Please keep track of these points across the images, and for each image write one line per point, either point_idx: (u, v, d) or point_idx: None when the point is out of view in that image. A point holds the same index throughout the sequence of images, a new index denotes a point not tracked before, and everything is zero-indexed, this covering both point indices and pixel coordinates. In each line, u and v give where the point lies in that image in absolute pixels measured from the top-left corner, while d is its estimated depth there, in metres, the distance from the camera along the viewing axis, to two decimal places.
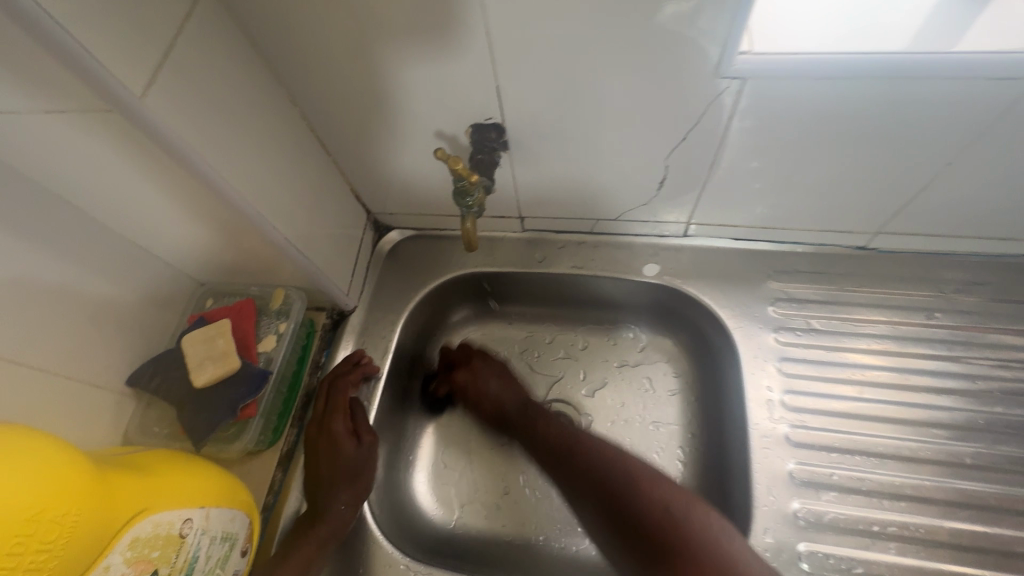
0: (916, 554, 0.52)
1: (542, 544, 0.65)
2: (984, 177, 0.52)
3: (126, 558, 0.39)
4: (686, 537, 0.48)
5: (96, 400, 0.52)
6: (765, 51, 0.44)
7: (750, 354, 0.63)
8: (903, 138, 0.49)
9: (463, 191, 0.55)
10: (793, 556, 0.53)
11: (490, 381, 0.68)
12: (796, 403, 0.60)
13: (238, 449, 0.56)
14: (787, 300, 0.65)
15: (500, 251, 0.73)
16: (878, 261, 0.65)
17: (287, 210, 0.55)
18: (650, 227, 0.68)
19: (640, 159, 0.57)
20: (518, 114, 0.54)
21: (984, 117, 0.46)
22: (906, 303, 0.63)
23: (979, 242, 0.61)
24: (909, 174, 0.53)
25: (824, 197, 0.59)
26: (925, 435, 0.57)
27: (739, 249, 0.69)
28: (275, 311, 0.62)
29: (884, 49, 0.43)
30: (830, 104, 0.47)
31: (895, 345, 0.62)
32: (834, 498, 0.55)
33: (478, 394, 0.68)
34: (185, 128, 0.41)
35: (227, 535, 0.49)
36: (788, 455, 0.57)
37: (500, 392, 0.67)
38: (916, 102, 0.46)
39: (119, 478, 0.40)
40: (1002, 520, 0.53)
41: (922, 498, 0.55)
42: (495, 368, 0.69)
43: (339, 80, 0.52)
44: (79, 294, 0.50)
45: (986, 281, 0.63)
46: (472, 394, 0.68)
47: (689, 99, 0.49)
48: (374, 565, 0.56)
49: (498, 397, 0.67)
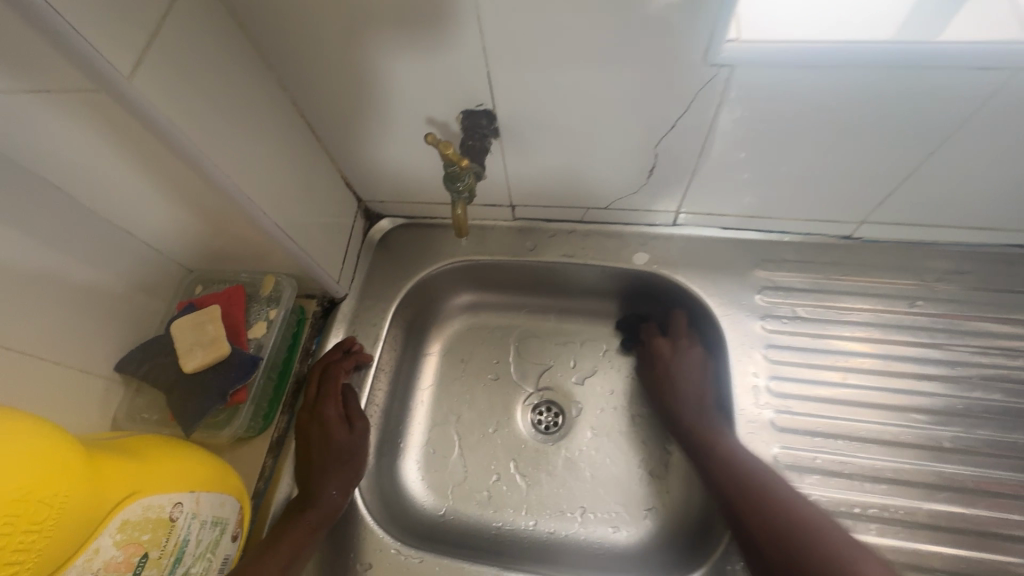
0: (895, 534, 0.54)
1: (532, 529, 0.65)
2: (966, 167, 0.53)
3: (116, 541, 0.39)
4: (811, 544, 0.49)
5: (83, 385, 0.52)
6: (753, 39, 0.45)
7: (737, 342, 0.64)
8: (888, 127, 0.50)
9: (453, 177, 0.55)
10: None
11: (688, 370, 0.65)
12: (781, 389, 0.61)
13: (228, 434, 0.56)
14: (773, 288, 0.66)
15: (491, 240, 0.73)
16: (863, 250, 0.66)
17: (276, 196, 0.55)
18: (640, 216, 0.69)
19: (631, 148, 0.58)
20: (508, 102, 0.54)
21: (967, 107, 0.47)
22: (889, 291, 0.64)
23: (961, 231, 0.62)
24: (894, 163, 0.54)
25: (811, 186, 0.59)
26: (906, 419, 0.59)
27: (727, 239, 0.69)
28: (265, 297, 0.62)
29: (872, 39, 0.43)
30: (820, 92, 0.48)
31: (878, 333, 0.63)
32: (817, 481, 0.56)
33: (664, 370, 0.66)
34: (173, 110, 0.41)
35: (218, 520, 0.49)
36: (773, 440, 0.59)
37: (695, 384, 0.64)
38: (902, 92, 0.46)
39: (109, 461, 0.40)
40: (979, 501, 0.55)
41: (902, 481, 0.56)
42: (696, 359, 0.66)
43: (328, 66, 0.51)
44: (65, 280, 0.49)
45: (967, 270, 0.64)
46: (662, 380, 0.66)
47: (678, 88, 0.49)
48: (364, 550, 0.57)
49: (697, 391, 0.64)
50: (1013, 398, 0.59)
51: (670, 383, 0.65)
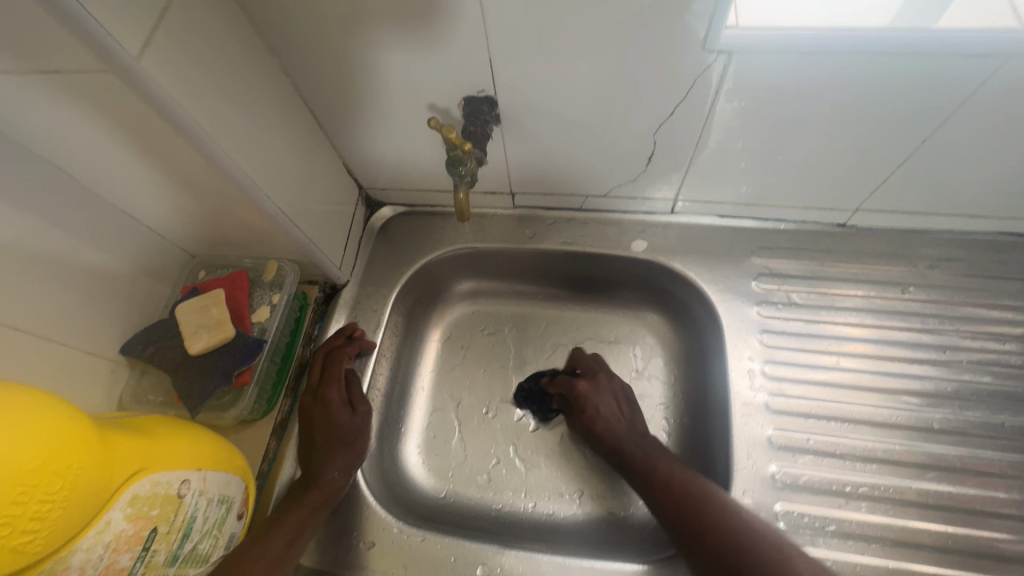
0: (885, 512, 0.55)
1: (531, 511, 0.66)
2: (959, 154, 0.54)
3: (127, 515, 0.40)
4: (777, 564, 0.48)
5: (90, 367, 0.53)
6: (751, 25, 0.46)
7: (733, 327, 0.65)
8: (882, 115, 0.51)
9: (456, 161, 0.56)
10: (770, 516, 0.55)
11: (609, 405, 0.65)
12: (776, 373, 0.62)
13: (232, 416, 0.57)
14: (769, 275, 0.67)
15: (491, 227, 0.74)
16: (857, 238, 0.67)
17: (279, 181, 0.55)
18: (638, 204, 0.70)
19: (630, 136, 0.58)
20: (509, 88, 0.54)
21: (959, 94, 0.47)
22: (882, 278, 0.66)
23: (952, 219, 0.63)
24: (888, 151, 0.55)
25: (806, 175, 0.60)
26: (897, 402, 0.60)
27: (724, 226, 0.70)
28: (268, 282, 0.63)
29: (867, 25, 0.44)
30: (815, 79, 0.49)
31: (871, 318, 0.64)
32: (810, 461, 0.58)
33: (595, 413, 0.64)
34: (179, 92, 0.41)
35: (224, 498, 0.50)
36: (767, 422, 0.60)
37: (621, 417, 0.64)
38: (896, 79, 0.47)
39: (119, 437, 0.41)
40: (967, 480, 0.56)
41: (893, 461, 0.57)
42: (614, 389, 0.66)
43: (330, 52, 0.52)
44: (71, 262, 0.50)
45: (958, 257, 0.65)
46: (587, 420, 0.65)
47: (676, 74, 0.50)
48: (366, 529, 0.58)
49: (622, 426, 0.63)
50: (1001, 381, 0.60)
51: (605, 426, 0.63)
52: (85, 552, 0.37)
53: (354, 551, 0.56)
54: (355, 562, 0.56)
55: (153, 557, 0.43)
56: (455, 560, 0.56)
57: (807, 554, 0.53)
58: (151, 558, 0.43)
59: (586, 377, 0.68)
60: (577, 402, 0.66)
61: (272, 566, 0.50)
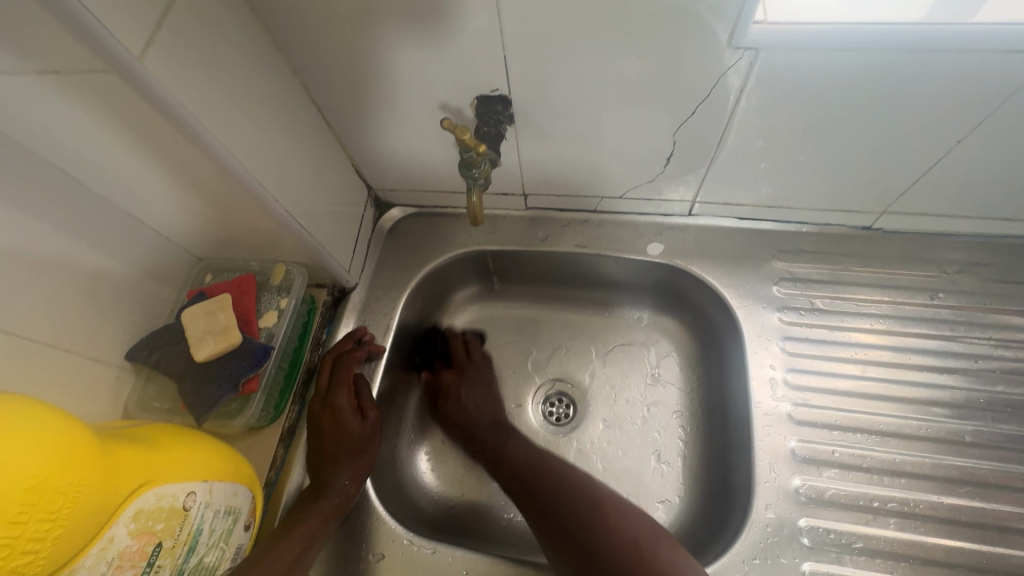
0: (914, 529, 0.53)
1: None
2: (996, 155, 0.51)
3: (131, 531, 0.39)
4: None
5: (94, 373, 0.52)
6: (779, 21, 0.43)
7: (754, 334, 0.63)
8: (914, 115, 0.49)
9: (469, 163, 0.54)
10: (794, 532, 0.53)
11: (473, 395, 0.69)
12: (799, 381, 0.60)
13: (240, 424, 0.56)
14: (791, 280, 0.65)
15: (502, 229, 0.72)
16: (883, 241, 0.65)
17: (286, 183, 0.54)
18: (654, 206, 0.68)
19: (648, 136, 0.56)
20: (525, 87, 0.52)
21: (998, 92, 0.45)
22: (909, 283, 0.63)
23: (985, 222, 0.61)
24: (919, 152, 0.53)
25: (831, 176, 0.58)
26: (926, 413, 0.58)
27: (744, 229, 0.68)
28: (275, 286, 0.62)
29: (898, 20, 0.42)
30: (840, 78, 0.46)
31: (898, 325, 0.62)
32: (835, 475, 0.56)
33: (455, 404, 0.69)
34: (183, 93, 0.40)
35: (231, 509, 0.49)
36: (789, 433, 0.58)
37: (485, 408, 0.69)
38: (930, 77, 0.45)
39: (123, 450, 0.40)
40: (1000, 496, 0.54)
41: (922, 475, 0.55)
42: (479, 379, 0.71)
43: (340, 50, 0.50)
44: (75, 267, 0.49)
45: (990, 262, 0.63)
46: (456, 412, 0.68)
47: (699, 72, 0.48)
48: (377, 541, 0.56)
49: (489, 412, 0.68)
50: None
51: (472, 408, 0.68)
52: (87, 570, 0.36)
53: (364, 563, 0.55)
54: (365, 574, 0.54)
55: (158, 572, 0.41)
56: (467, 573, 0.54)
57: (832, 572, 0.51)
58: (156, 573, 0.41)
59: (453, 368, 0.72)
60: (443, 391, 0.71)
61: None
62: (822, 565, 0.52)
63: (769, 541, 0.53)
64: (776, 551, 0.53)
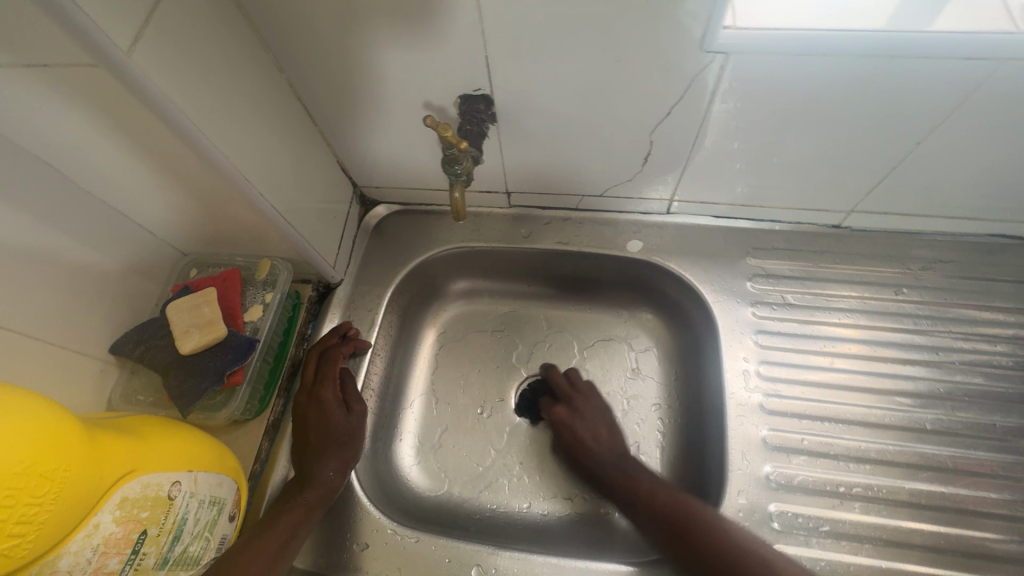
0: (878, 512, 0.55)
1: (526, 512, 0.66)
2: (954, 156, 0.54)
3: (116, 518, 0.40)
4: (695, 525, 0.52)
5: (78, 366, 0.52)
6: (747, 26, 0.45)
7: (728, 328, 0.65)
8: (877, 118, 0.51)
9: (452, 160, 0.55)
10: (764, 516, 0.55)
11: (592, 429, 0.65)
12: (771, 373, 0.62)
13: (224, 416, 0.56)
14: (764, 276, 0.67)
15: (486, 226, 0.74)
16: (852, 239, 0.67)
17: (272, 179, 0.54)
18: (634, 204, 0.70)
19: (626, 135, 0.58)
20: (507, 87, 0.54)
21: (952, 97, 0.48)
22: (876, 279, 0.66)
23: (945, 221, 0.64)
24: (883, 153, 0.55)
25: (801, 176, 0.61)
26: (890, 403, 0.60)
27: (720, 227, 0.70)
28: (260, 281, 0.62)
29: (862, 27, 0.44)
30: (808, 83, 0.49)
31: (865, 319, 0.64)
32: (804, 462, 0.58)
33: (573, 438, 0.65)
34: (170, 88, 0.41)
35: (216, 500, 0.49)
36: (762, 422, 0.60)
37: (607, 441, 0.64)
38: (890, 82, 0.47)
39: (109, 439, 0.40)
40: (958, 480, 0.57)
41: (886, 462, 0.58)
42: (597, 412, 0.67)
43: (325, 48, 0.51)
44: (60, 260, 0.49)
45: (951, 259, 0.66)
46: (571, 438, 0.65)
47: (674, 75, 0.50)
48: (360, 531, 0.57)
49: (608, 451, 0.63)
50: (992, 381, 0.61)
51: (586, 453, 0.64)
52: (73, 556, 0.37)
53: (348, 553, 0.56)
54: (349, 564, 0.55)
55: (143, 560, 0.42)
56: (450, 561, 0.55)
57: (801, 554, 0.54)
58: (141, 561, 0.42)
59: (565, 403, 0.68)
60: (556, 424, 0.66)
61: (266, 567, 0.49)
62: (791, 548, 0.54)
63: (740, 526, 0.55)
64: None
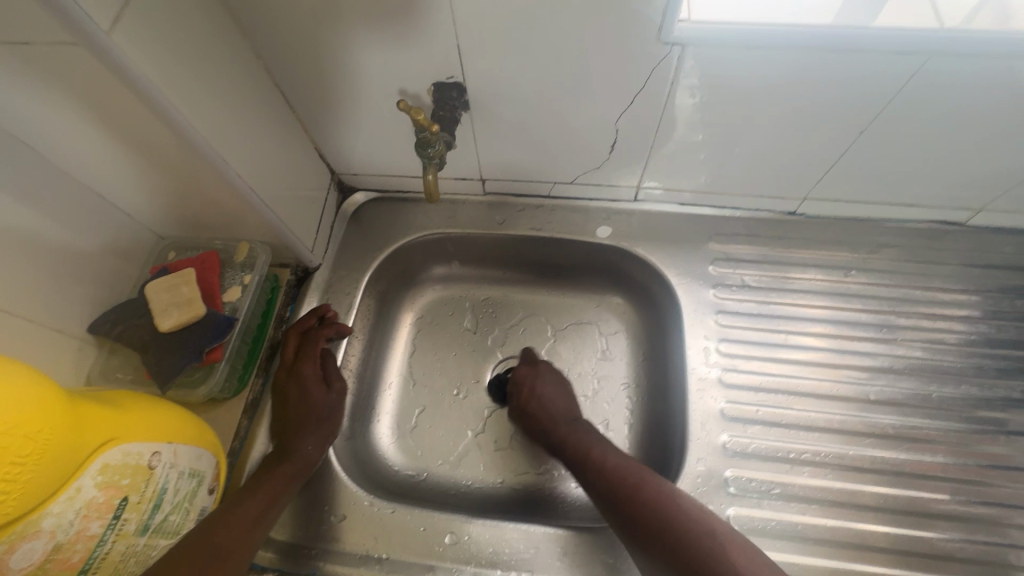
0: (826, 476, 0.60)
1: (500, 486, 0.68)
2: (895, 146, 0.58)
3: (97, 483, 0.41)
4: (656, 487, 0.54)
5: (57, 344, 0.53)
6: (702, 19, 0.48)
7: (691, 308, 0.69)
8: (824, 108, 0.55)
9: (424, 143, 0.57)
10: (721, 481, 0.59)
11: (547, 388, 0.68)
12: (730, 350, 0.66)
13: (203, 393, 0.58)
14: (725, 259, 0.71)
15: (462, 213, 0.76)
16: (806, 225, 0.72)
17: (251, 162, 0.56)
18: (604, 191, 0.73)
19: (593, 124, 0.61)
20: (479, 76, 0.56)
21: (890, 88, 0.51)
22: (828, 261, 0.70)
23: (891, 207, 0.68)
24: (832, 142, 0.59)
25: (758, 164, 0.64)
26: (839, 376, 0.65)
27: (685, 214, 0.74)
28: (239, 263, 0.64)
29: (804, 21, 0.47)
30: (759, 74, 0.52)
31: (818, 299, 0.68)
32: (759, 431, 0.62)
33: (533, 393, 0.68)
34: (149, 68, 0.42)
35: (195, 472, 0.51)
36: (720, 395, 0.64)
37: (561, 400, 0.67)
38: (833, 75, 0.51)
39: (89, 407, 0.41)
40: (899, 445, 0.61)
41: (834, 430, 0.62)
42: (553, 373, 0.70)
43: (301, 36, 0.53)
44: (38, 238, 0.50)
45: (897, 243, 0.70)
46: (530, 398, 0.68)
47: (636, 65, 0.53)
48: (338, 503, 0.59)
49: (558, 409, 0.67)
50: (932, 355, 0.66)
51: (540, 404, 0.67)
52: (56, 516, 0.38)
53: (326, 524, 0.58)
54: (327, 534, 0.57)
55: (124, 526, 0.43)
56: (425, 530, 0.57)
57: (754, 515, 0.57)
58: (122, 527, 0.43)
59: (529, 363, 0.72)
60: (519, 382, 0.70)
61: (246, 533, 0.51)
62: (745, 509, 0.58)
63: (699, 490, 0.59)
64: (705, 498, 0.58)
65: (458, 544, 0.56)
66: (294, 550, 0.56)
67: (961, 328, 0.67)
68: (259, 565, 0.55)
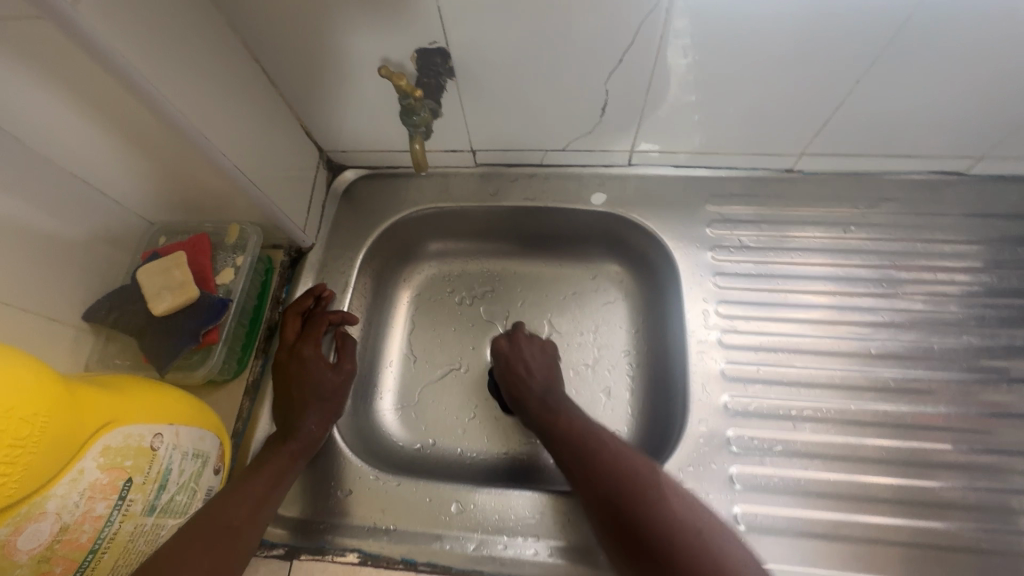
0: (827, 431, 0.60)
1: (504, 456, 0.69)
2: (891, 95, 0.56)
3: (100, 465, 0.41)
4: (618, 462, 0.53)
5: (54, 333, 0.53)
6: None
7: (688, 272, 0.68)
8: (822, 56, 0.53)
9: (409, 110, 0.57)
10: (723, 441, 0.59)
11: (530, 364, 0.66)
12: (729, 311, 0.66)
13: (203, 374, 0.58)
14: (722, 221, 0.70)
15: (453, 186, 0.75)
16: (804, 181, 0.70)
17: (236, 141, 0.55)
18: (597, 156, 0.71)
19: (583, 87, 0.59)
20: (462, 42, 0.54)
21: (885, 34, 0.49)
22: (828, 218, 0.69)
23: (891, 159, 0.67)
24: (828, 94, 0.57)
25: (753, 121, 0.63)
26: (840, 332, 0.64)
27: (680, 175, 0.73)
28: (231, 245, 0.63)
29: None
30: (751, 24, 0.50)
31: (817, 256, 0.68)
32: (759, 390, 0.62)
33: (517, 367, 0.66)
34: (118, 41, 0.40)
35: (200, 452, 0.51)
36: (720, 356, 0.64)
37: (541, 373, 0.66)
38: (827, 22, 0.49)
39: (88, 391, 0.41)
40: (901, 398, 0.61)
41: (833, 386, 0.62)
42: (540, 347, 0.68)
43: (275, 7, 0.51)
44: (23, 226, 0.49)
45: (896, 197, 0.69)
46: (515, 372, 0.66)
47: (625, 19, 0.50)
48: (346, 478, 0.60)
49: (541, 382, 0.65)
50: (934, 307, 0.65)
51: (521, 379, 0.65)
52: (60, 498, 0.39)
53: (334, 499, 0.58)
54: (335, 509, 0.58)
55: (130, 506, 0.44)
56: (431, 500, 0.58)
57: (756, 472, 0.58)
58: (129, 507, 0.44)
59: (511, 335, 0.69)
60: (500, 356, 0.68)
61: (254, 510, 0.51)
62: (748, 466, 0.58)
63: (701, 451, 0.59)
64: (708, 458, 0.59)
65: (464, 513, 0.57)
66: (304, 525, 0.57)
67: (962, 279, 0.66)
68: (270, 541, 0.56)
